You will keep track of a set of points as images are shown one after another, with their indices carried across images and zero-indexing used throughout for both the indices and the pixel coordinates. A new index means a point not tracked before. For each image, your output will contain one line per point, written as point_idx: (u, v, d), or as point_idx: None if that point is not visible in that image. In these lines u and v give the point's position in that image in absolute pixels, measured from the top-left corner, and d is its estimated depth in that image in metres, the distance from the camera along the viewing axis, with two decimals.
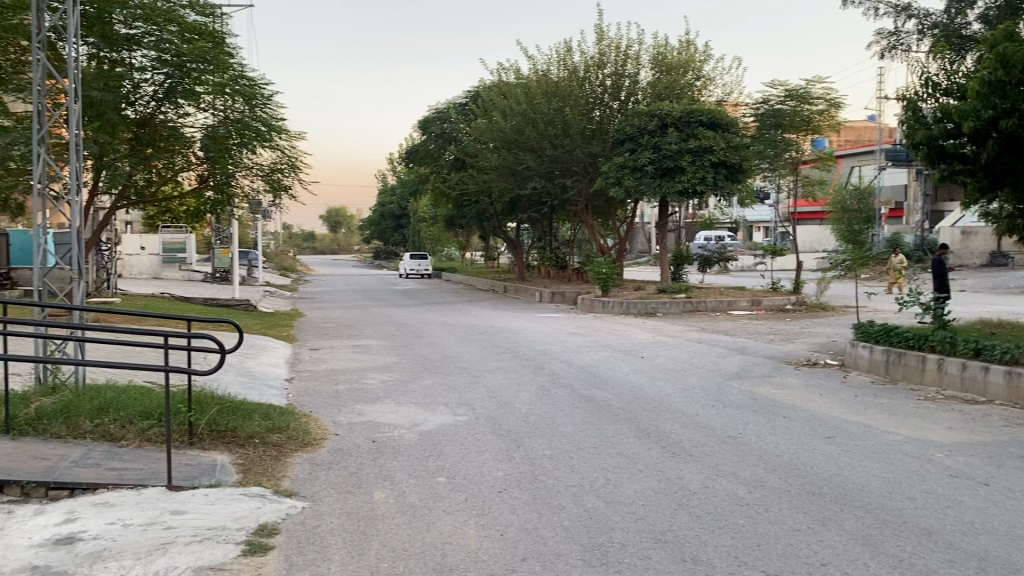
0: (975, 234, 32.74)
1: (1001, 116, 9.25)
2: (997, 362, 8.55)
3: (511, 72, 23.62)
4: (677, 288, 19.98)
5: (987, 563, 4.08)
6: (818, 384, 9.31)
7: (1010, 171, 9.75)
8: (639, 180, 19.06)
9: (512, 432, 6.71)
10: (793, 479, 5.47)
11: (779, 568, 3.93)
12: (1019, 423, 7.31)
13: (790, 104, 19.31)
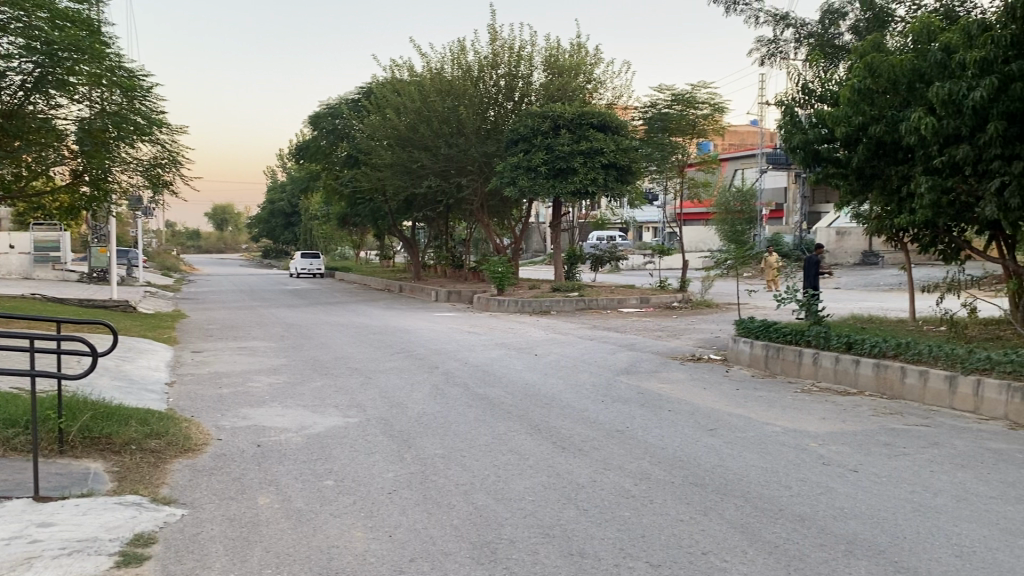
0: (849, 235, 34.53)
1: (871, 123, 9.79)
2: (866, 355, 9.05)
3: (404, 69, 23.47)
4: (570, 287, 20.26)
5: (855, 545, 4.30)
6: (702, 379, 9.62)
7: (878, 174, 10.31)
8: (533, 180, 19.18)
9: (404, 432, 6.66)
10: (677, 471, 5.63)
11: (663, 558, 4.04)
12: (886, 412, 7.74)
13: (677, 108, 19.89)
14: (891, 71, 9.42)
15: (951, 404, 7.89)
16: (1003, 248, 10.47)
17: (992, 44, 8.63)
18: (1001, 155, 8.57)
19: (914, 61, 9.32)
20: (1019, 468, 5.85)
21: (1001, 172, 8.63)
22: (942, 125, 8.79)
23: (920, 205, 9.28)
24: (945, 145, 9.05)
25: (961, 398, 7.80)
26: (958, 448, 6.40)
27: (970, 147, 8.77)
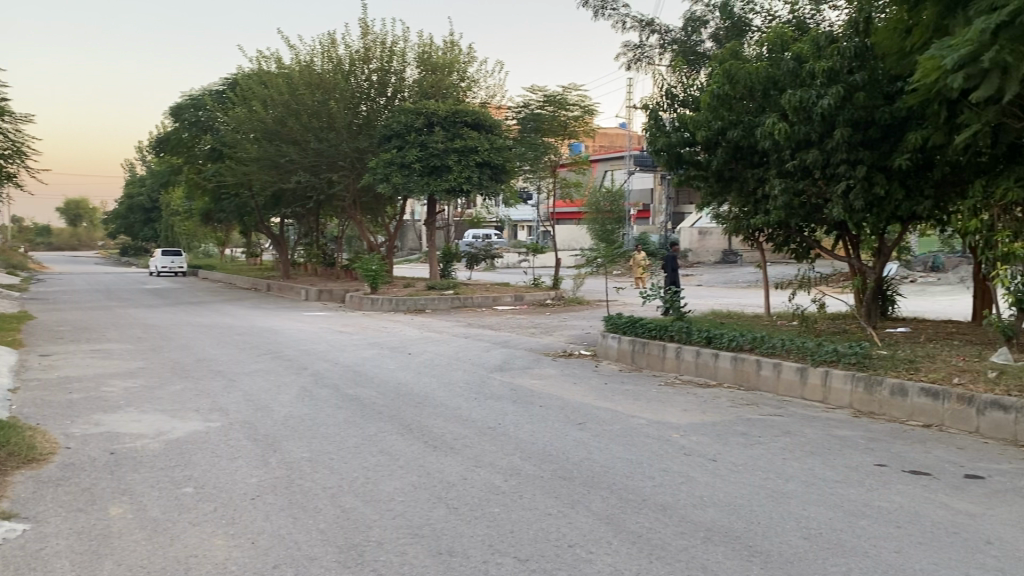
0: (710, 234, 36.13)
1: (729, 127, 10.24)
2: (725, 349, 9.46)
3: (272, 60, 22.80)
4: (445, 285, 20.22)
5: (712, 532, 4.49)
6: (573, 374, 9.81)
7: (735, 177, 10.75)
8: (406, 178, 19.00)
9: (269, 436, 6.47)
10: (547, 465, 5.71)
11: (529, 553, 4.08)
12: (743, 403, 8.12)
13: (550, 109, 20.32)
14: (748, 77, 9.88)
15: (802, 394, 8.35)
16: (848, 247, 11.16)
17: (838, 55, 9.21)
18: (847, 159, 9.14)
19: (769, 69, 9.81)
20: (861, 453, 6.26)
21: (847, 175, 9.21)
22: (794, 131, 9.29)
23: (774, 206, 9.77)
24: (796, 150, 9.57)
25: (811, 388, 8.28)
26: (808, 436, 6.79)
27: (819, 152, 9.30)
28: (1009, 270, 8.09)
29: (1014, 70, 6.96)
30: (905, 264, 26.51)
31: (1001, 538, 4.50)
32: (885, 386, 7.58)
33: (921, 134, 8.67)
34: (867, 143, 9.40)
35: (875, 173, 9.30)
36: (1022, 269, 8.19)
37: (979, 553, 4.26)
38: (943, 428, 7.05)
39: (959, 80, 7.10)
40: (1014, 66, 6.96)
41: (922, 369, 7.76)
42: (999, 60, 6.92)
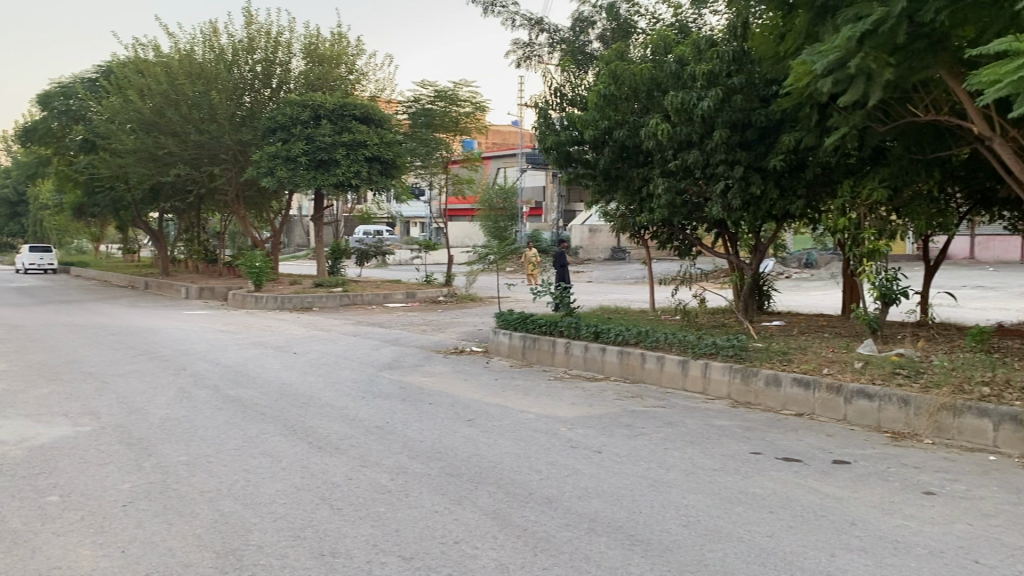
0: (600, 232, 36.84)
1: (615, 127, 10.43)
2: (612, 343, 9.65)
3: (149, 48, 21.86)
4: (333, 282, 19.84)
5: (596, 523, 4.57)
6: (463, 371, 9.80)
7: (622, 176, 10.96)
8: (292, 172, 18.53)
9: (144, 440, 6.20)
10: (434, 463, 5.68)
11: (414, 551, 4.05)
12: (628, 396, 8.31)
13: (439, 105, 20.41)
14: (632, 79, 10.11)
15: (685, 386, 8.61)
16: (728, 244, 11.57)
17: (717, 59, 9.53)
18: (726, 160, 9.48)
19: (652, 71, 10.07)
20: (738, 442, 6.50)
21: (726, 175, 9.54)
22: (676, 131, 9.56)
23: (658, 204, 10.03)
24: (678, 150, 9.84)
25: (692, 380, 8.55)
26: (689, 426, 7.00)
27: (700, 152, 9.60)
28: (874, 266, 8.58)
29: (877, 77, 7.37)
30: (782, 261, 27.70)
31: (865, 519, 4.76)
32: (760, 377, 7.90)
33: (794, 136, 9.07)
34: (744, 144, 9.76)
35: (752, 173, 9.66)
36: (886, 266, 8.70)
37: (844, 535, 4.49)
38: (814, 416, 7.41)
39: (828, 85, 7.46)
40: (877, 73, 7.36)
41: (795, 360, 8.13)
42: (863, 67, 7.31)
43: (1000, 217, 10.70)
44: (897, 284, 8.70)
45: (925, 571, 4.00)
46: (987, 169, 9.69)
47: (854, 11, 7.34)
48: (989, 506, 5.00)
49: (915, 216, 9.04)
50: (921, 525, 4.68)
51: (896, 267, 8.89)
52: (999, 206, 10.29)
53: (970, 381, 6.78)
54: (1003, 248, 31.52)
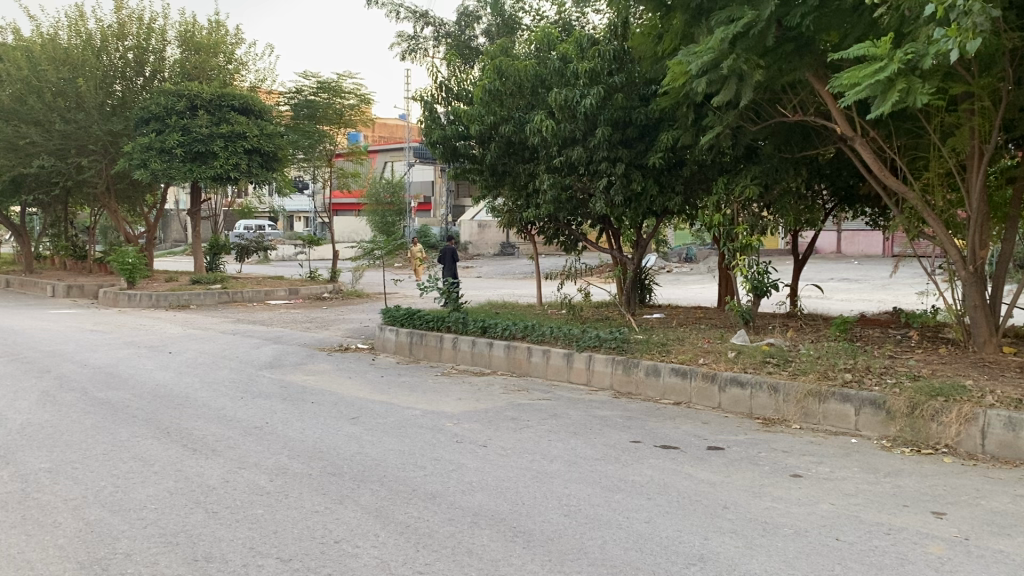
0: (488, 227, 36.97)
1: (501, 122, 10.45)
2: (499, 337, 9.70)
3: (8, 31, 20.57)
4: (212, 279, 19.18)
5: (479, 516, 4.59)
6: (348, 368, 9.64)
7: (509, 172, 11.01)
8: (167, 164, 17.76)
9: (2, 447, 5.83)
10: (315, 463, 5.57)
11: (293, 553, 3.97)
12: (514, 389, 8.37)
13: (323, 97, 20.02)
14: (517, 75, 10.17)
15: (570, 378, 8.75)
16: (612, 240, 11.82)
17: (598, 57, 9.70)
18: (608, 157, 9.66)
19: (536, 68, 10.15)
20: (620, 431, 6.65)
21: (608, 172, 9.73)
22: (560, 128, 9.67)
23: (543, 200, 10.10)
24: (563, 147, 9.95)
25: (577, 372, 8.69)
26: (573, 417, 7.12)
27: (583, 149, 9.76)
28: (746, 260, 8.96)
29: (748, 78, 7.66)
30: (664, 256, 28.52)
31: (737, 502, 4.96)
32: (641, 368, 8.11)
33: (672, 135, 9.34)
34: (626, 141, 9.98)
35: (633, 171, 9.87)
36: (758, 259, 9.09)
37: (717, 518, 4.67)
38: (691, 404, 7.67)
39: (703, 84, 7.72)
40: (748, 74, 7.66)
41: (673, 351, 8.39)
42: (736, 68, 7.60)
43: (862, 214, 11.33)
44: (768, 277, 9.10)
45: (790, 550, 4.21)
46: (850, 168, 10.24)
47: (727, 14, 7.61)
48: (849, 486, 5.30)
49: (785, 211, 9.46)
50: (788, 506, 4.91)
51: (768, 261, 9.27)
52: (861, 203, 10.89)
53: (834, 368, 7.17)
54: (867, 244, 33.44)
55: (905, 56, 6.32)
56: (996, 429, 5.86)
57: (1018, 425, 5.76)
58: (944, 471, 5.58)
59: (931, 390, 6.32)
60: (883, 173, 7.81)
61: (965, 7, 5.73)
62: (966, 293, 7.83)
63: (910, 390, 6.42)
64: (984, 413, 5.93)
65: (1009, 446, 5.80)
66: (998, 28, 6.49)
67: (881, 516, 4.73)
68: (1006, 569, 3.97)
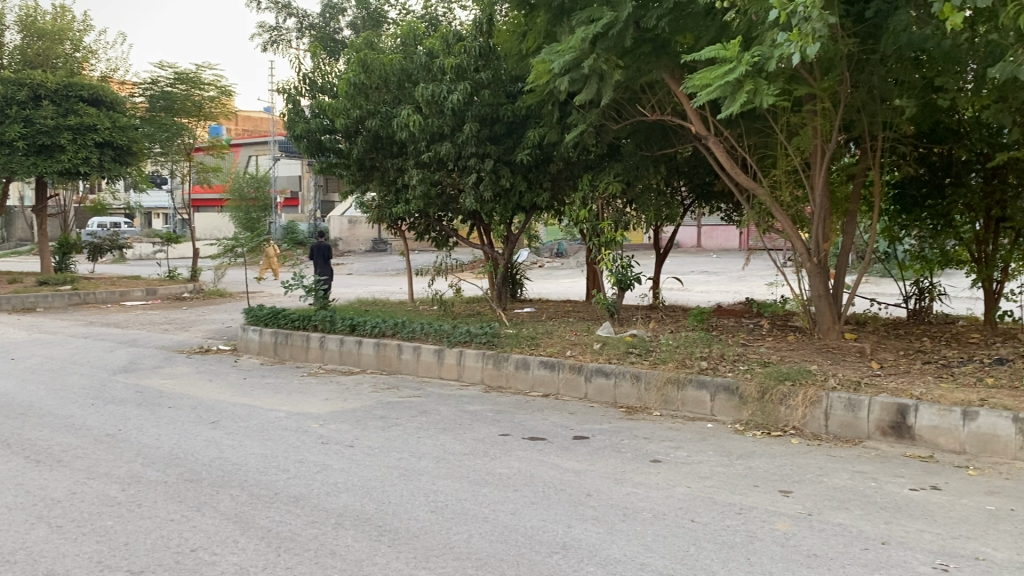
0: (359, 223, 36.47)
1: (367, 116, 10.30)
2: (367, 335, 9.59)
3: None
4: (60, 279, 18.06)
5: (343, 517, 4.53)
6: (209, 371, 9.30)
7: (376, 166, 10.87)
8: (8, 157, 16.55)
9: None
10: (171, 469, 5.36)
11: (145, 565, 3.80)
12: (384, 387, 8.30)
13: (181, 88, 19.10)
14: (382, 68, 10.06)
15: (440, 374, 8.75)
16: (482, 235, 11.88)
17: (464, 53, 9.73)
18: (476, 153, 9.70)
19: (402, 62, 10.07)
20: (488, 425, 6.71)
21: (477, 167, 9.77)
22: (428, 123, 9.62)
23: (412, 195, 10.01)
24: (430, 142, 9.91)
25: (447, 367, 8.70)
26: (442, 414, 7.12)
27: (452, 144, 9.75)
28: (611, 254, 9.22)
29: (608, 77, 7.88)
30: (534, 252, 28.96)
31: (599, 490, 5.09)
32: (511, 361, 8.20)
33: (538, 132, 9.47)
34: (493, 138, 10.04)
35: (501, 167, 9.95)
36: (622, 254, 9.35)
37: (581, 506, 4.79)
38: (559, 396, 7.82)
39: (565, 83, 7.87)
40: (609, 73, 7.86)
41: (542, 345, 8.53)
42: (596, 67, 7.79)
43: (717, 209, 11.84)
44: (632, 270, 9.36)
45: (648, 533, 4.36)
46: (706, 166, 10.69)
47: (587, 14, 7.79)
48: (705, 469, 5.54)
49: (647, 208, 9.77)
50: (647, 491, 5.09)
51: (631, 256, 9.54)
52: (717, 199, 11.39)
53: (691, 357, 7.48)
54: (724, 238, 35.13)
55: (752, 58, 6.64)
56: (837, 411, 6.27)
57: (857, 406, 6.19)
58: (791, 452, 5.93)
59: (780, 375, 6.69)
60: (735, 170, 8.17)
61: (805, 13, 6.08)
62: (812, 284, 8.31)
63: (761, 375, 6.78)
64: (827, 396, 6.34)
65: (849, 426, 6.22)
66: (835, 34, 6.92)
67: (733, 497, 4.97)
68: (844, 540, 4.26)
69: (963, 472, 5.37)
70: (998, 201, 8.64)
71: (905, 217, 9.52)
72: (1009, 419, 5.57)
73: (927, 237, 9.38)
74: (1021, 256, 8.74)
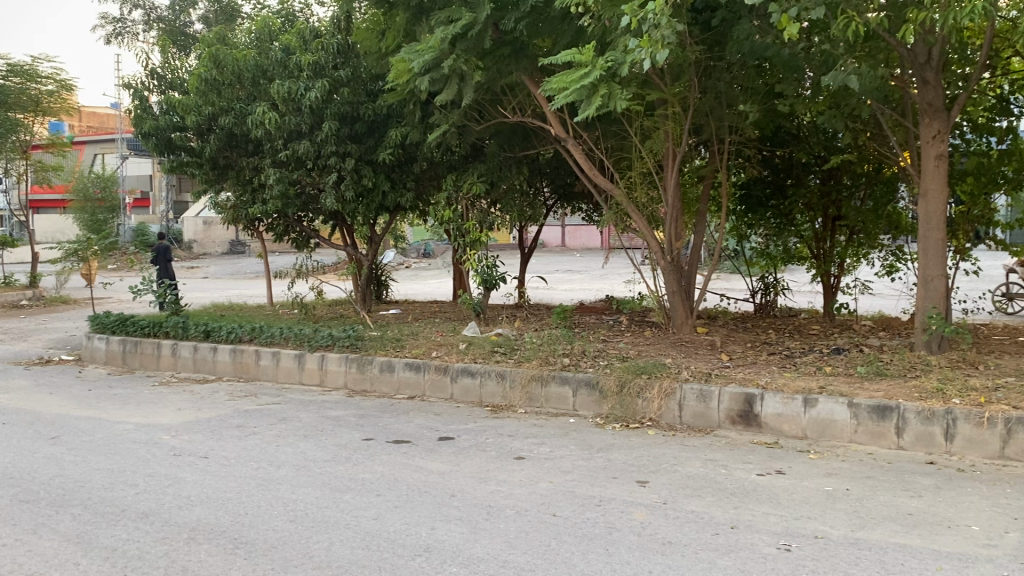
0: (215, 225, 35.16)
1: (220, 113, 9.92)
2: (223, 342, 9.25)
3: None
4: None
5: (196, 531, 4.35)
6: (49, 383, 8.72)
7: (231, 165, 10.47)
8: None
9: None
10: (4, 491, 4.99)
11: None
12: (241, 395, 8.04)
13: (14, 81, 17.95)
14: (235, 64, 9.75)
15: (301, 380, 8.54)
16: (344, 236, 11.66)
17: (322, 50, 9.55)
18: (336, 152, 9.52)
19: (256, 57, 9.76)
20: (350, 430, 6.61)
21: (337, 166, 9.60)
22: (285, 121, 9.36)
23: (270, 195, 9.71)
24: (288, 140, 9.65)
25: (308, 372, 8.50)
26: (303, 420, 6.96)
27: (310, 143, 9.54)
28: (476, 254, 9.27)
29: (468, 78, 7.90)
30: (400, 252, 28.80)
31: (463, 489, 5.11)
32: (374, 364, 8.10)
33: (400, 131, 9.40)
34: (354, 136, 9.88)
35: (362, 166, 9.81)
36: (487, 254, 9.41)
37: (444, 507, 4.78)
38: (424, 397, 7.79)
39: (425, 83, 7.84)
40: (468, 74, 7.89)
41: (405, 347, 8.48)
42: (456, 68, 7.80)
43: (579, 209, 12.10)
44: (497, 270, 9.45)
45: (510, 530, 4.41)
46: (567, 167, 10.90)
47: (446, 14, 7.80)
48: (566, 464, 5.65)
49: (510, 208, 9.86)
50: (510, 488, 5.15)
51: (496, 256, 9.61)
52: (578, 199, 11.64)
53: (554, 354, 7.62)
54: (588, 237, 36.13)
55: (606, 63, 6.82)
56: (690, 402, 6.54)
57: (708, 397, 6.47)
58: (648, 442, 6.15)
59: (637, 369, 6.92)
60: (593, 171, 8.38)
61: (654, 20, 6.29)
62: (666, 281, 8.63)
63: (620, 370, 6.98)
64: (680, 387, 6.60)
65: (701, 415, 6.50)
66: (683, 41, 7.21)
67: (593, 489, 5.10)
68: (696, 527, 4.44)
69: (804, 456, 5.71)
70: (834, 201, 9.32)
71: (751, 216, 10.02)
72: (844, 405, 5.97)
73: (771, 235, 9.93)
74: (855, 252, 9.50)
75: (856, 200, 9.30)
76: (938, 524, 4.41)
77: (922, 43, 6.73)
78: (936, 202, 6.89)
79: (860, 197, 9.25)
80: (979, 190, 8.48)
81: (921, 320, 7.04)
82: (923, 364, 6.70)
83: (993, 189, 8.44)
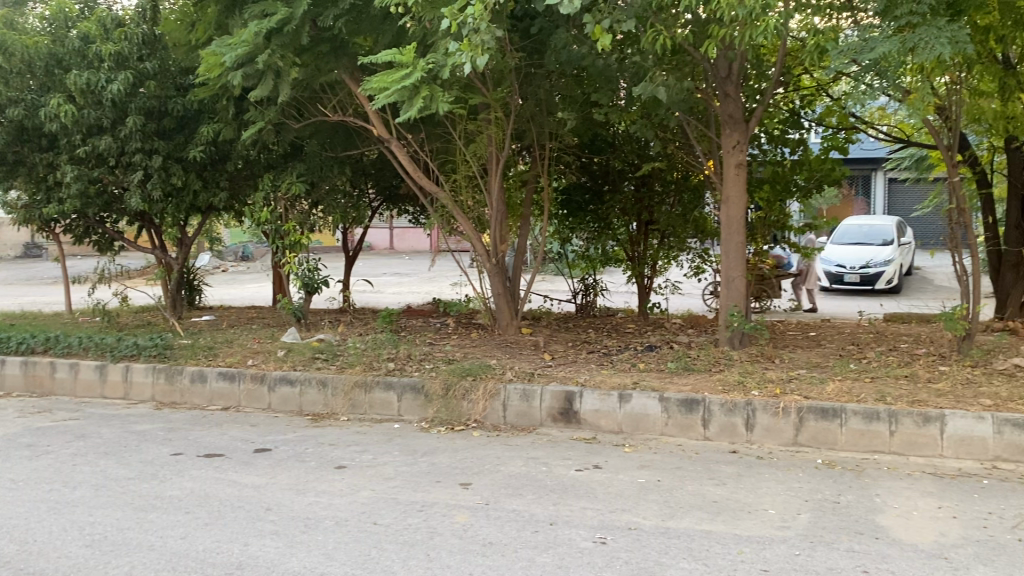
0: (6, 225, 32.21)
1: (9, 104, 9.10)
2: (11, 354, 8.48)
3: None
4: None
5: None
6: None
7: (22, 160, 9.61)
8: None
9: None
10: None
11: None
12: (33, 411, 7.38)
13: None
14: (26, 52, 8.97)
15: (103, 393, 7.95)
16: (152, 238, 10.98)
17: (125, 40, 8.98)
18: (142, 149, 8.95)
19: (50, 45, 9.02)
20: (157, 445, 6.22)
21: (143, 164, 9.03)
22: (83, 115, 8.71)
23: (67, 194, 8.99)
24: (88, 135, 8.99)
25: (111, 385, 7.92)
26: (104, 436, 6.48)
27: (112, 139, 8.92)
28: (296, 257, 8.97)
29: (284, 75, 7.63)
30: (218, 256, 27.52)
31: (281, 502, 4.93)
32: (185, 375, 7.67)
33: (212, 128, 8.98)
34: (162, 133, 9.33)
35: (171, 163, 9.27)
36: (307, 257, 9.13)
37: (258, 521, 4.59)
38: (239, 408, 7.46)
39: (238, 78, 7.52)
40: (285, 70, 7.63)
41: (219, 355, 8.11)
42: (272, 64, 7.52)
43: (404, 211, 11.99)
44: (318, 273, 9.21)
45: (330, 541, 4.29)
46: (391, 169, 10.78)
47: (260, 8, 7.51)
48: (389, 470, 5.58)
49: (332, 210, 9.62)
50: (330, 498, 5.01)
51: (317, 259, 9.36)
52: (402, 201, 11.55)
53: (378, 359, 7.52)
54: (416, 240, 35.95)
55: (426, 65, 6.80)
56: (514, 402, 6.63)
57: (530, 396, 6.59)
58: (472, 444, 6.18)
59: (462, 371, 6.95)
60: (417, 173, 8.32)
61: (474, 25, 6.34)
62: (490, 283, 8.71)
63: (444, 372, 7.00)
64: (504, 388, 6.68)
65: (524, 414, 6.61)
66: (503, 47, 7.31)
67: (415, 494, 5.06)
68: (517, 526, 4.50)
69: (619, 450, 5.93)
70: (647, 206, 9.76)
71: (571, 220, 10.31)
72: (656, 400, 6.25)
73: (590, 238, 10.25)
74: (665, 254, 9.99)
75: (667, 205, 9.77)
76: (739, 510, 4.69)
77: (723, 59, 7.16)
78: (738, 206, 7.34)
79: (670, 203, 9.72)
80: (774, 196, 9.10)
81: (725, 318, 7.48)
82: (726, 358, 7.15)
83: (786, 196, 9.10)
